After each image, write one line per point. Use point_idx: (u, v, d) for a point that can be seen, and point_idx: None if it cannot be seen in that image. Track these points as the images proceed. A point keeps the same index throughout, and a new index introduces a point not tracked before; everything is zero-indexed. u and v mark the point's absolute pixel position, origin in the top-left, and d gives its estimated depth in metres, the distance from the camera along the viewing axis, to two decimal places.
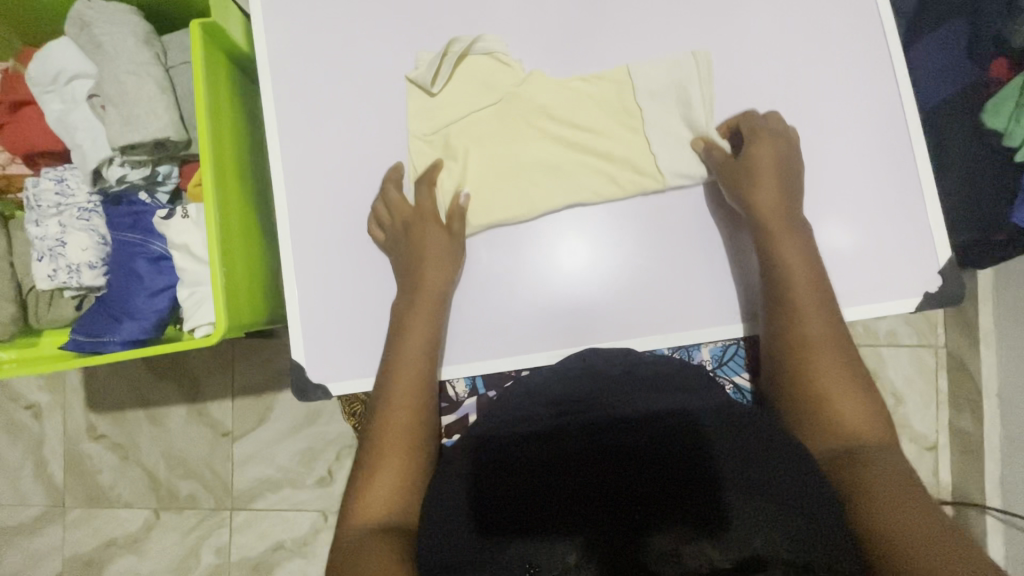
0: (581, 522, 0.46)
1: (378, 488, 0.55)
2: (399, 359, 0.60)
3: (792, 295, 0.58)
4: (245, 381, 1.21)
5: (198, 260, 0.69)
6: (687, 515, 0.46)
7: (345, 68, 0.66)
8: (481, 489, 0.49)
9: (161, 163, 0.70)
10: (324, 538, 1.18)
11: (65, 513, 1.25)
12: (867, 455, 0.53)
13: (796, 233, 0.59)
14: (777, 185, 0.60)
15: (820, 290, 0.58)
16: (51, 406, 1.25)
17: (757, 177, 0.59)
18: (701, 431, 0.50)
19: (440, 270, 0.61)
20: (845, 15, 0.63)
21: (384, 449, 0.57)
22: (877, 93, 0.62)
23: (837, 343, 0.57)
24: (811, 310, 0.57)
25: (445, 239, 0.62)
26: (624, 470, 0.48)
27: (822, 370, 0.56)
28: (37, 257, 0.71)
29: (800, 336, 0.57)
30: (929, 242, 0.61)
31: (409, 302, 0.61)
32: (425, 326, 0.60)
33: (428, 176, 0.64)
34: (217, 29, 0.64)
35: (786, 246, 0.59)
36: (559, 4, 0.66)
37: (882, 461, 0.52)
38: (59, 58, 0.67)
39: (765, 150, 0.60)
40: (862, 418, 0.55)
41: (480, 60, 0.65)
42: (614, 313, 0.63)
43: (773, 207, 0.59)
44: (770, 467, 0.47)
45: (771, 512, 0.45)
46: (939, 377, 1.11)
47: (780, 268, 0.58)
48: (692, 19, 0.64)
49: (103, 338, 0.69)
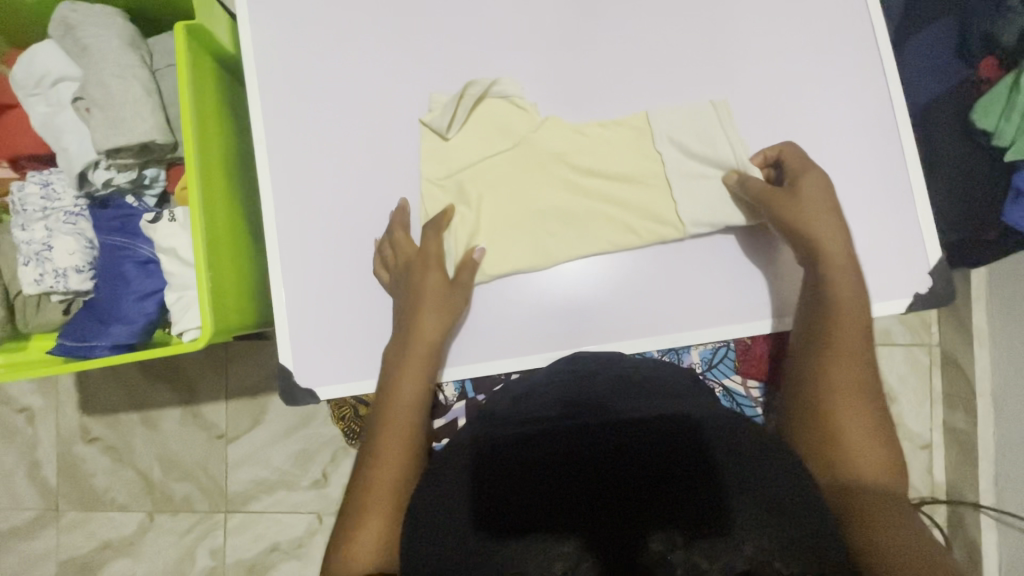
0: (573, 526, 0.44)
1: (368, 533, 0.54)
2: (394, 402, 0.59)
3: (834, 334, 0.57)
4: (239, 383, 1.20)
5: (186, 264, 0.68)
6: (685, 519, 0.44)
7: (332, 70, 0.65)
8: (479, 493, 0.47)
9: (147, 168, 0.70)
10: (320, 539, 1.18)
11: (60, 516, 1.25)
12: (877, 496, 0.51)
13: (834, 269, 0.58)
14: (836, 224, 0.58)
15: (859, 322, 0.57)
16: (44, 409, 1.24)
17: (807, 216, 0.58)
18: (700, 433, 0.48)
19: (435, 319, 0.60)
20: (834, 15, 0.63)
21: (376, 493, 0.55)
22: (867, 93, 0.62)
23: (868, 390, 0.56)
24: (846, 345, 0.56)
25: (442, 287, 0.61)
26: (623, 472, 0.46)
27: (852, 414, 0.55)
28: (23, 261, 0.70)
29: (836, 377, 0.56)
30: (918, 242, 0.61)
31: (403, 350, 0.60)
32: (419, 374, 0.59)
33: (436, 220, 0.62)
34: (202, 31, 0.64)
35: (839, 280, 0.57)
36: (547, 5, 0.65)
37: (892, 505, 0.51)
38: (44, 61, 0.66)
39: (814, 182, 0.59)
40: (880, 464, 0.54)
41: (497, 103, 0.65)
42: (603, 316, 0.63)
43: (836, 248, 0.58)
44: (767, 472, 0.47)
45: (766, 517, 0.44)
46: (933, 376, 1.12)
47: (830, 302, 0.57)
48: (681, 20, 0.64)
49: (91, 343, 0.68)
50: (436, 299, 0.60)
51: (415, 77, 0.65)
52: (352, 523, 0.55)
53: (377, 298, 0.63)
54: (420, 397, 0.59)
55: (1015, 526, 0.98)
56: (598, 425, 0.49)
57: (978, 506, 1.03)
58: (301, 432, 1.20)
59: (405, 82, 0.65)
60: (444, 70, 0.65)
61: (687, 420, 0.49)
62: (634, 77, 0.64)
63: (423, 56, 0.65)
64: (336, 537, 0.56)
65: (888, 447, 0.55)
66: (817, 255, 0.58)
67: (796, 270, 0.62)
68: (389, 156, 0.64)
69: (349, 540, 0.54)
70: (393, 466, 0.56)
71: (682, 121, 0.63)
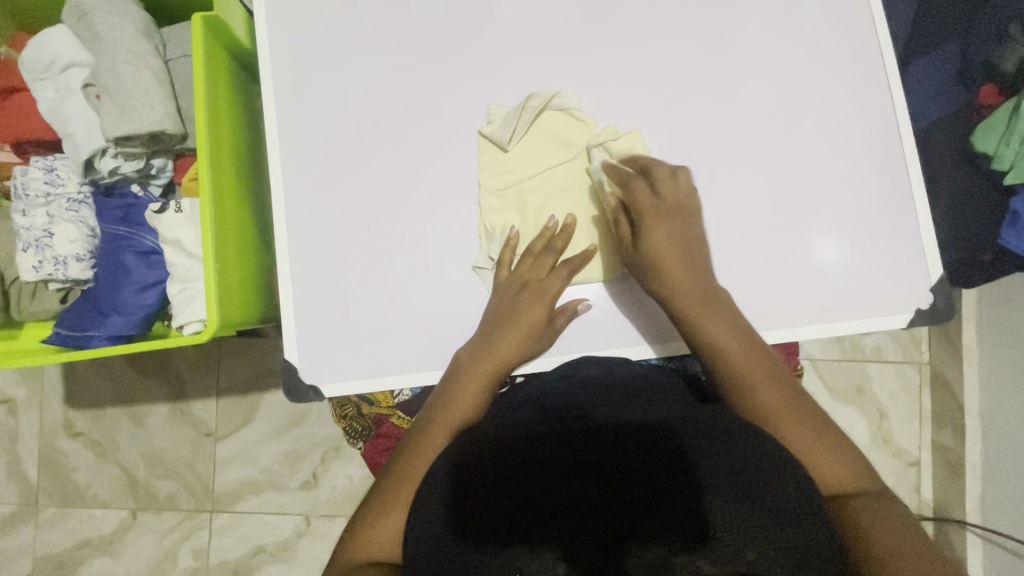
0: (567, 535, 0.45)
1: (382, 533, 0.54)
2: (447, 409, 0.59)
3: (736, 369, 0.57)
4: (231, 380, 1.19)
5: (190, 255, 0.68)
6: (679, 526, 0.45)
7: (347, 68, 0.65)
8: (461, 501, 0.48)
9: (155, 157, 0.69)
10: (306, 542, 1.16)
11: (38, 512, 1.21)
12: (859, 507, 0.53)
13: (699, 312, 0.58)
14: (684, 260, 0.59)
15: (754, 360, 0.58)
16: (28, 401, 1.22)
17: (660, 266, 0.59)
18: (688, 438, 0.49)
19: (513, 343, 0.60)
20: (843, 35, 0.64)
21: (399, 493, 0.56)
22: (874, 113, 0.63)
23: (799, 407, 0.57)
24: (755, 379, 0.57)
25: (540, 322, 0.60)
26: (602, 476, 0.47)
27: (796, 434, 0.56)
28: (22, 247, 0.69)
29: (758, 401, 0.57)
30: (919, 259, 0.62)
31: (476, 357, 0.60)
32: (477, 393, 0.59)
33: (540, 242, 0.63)
34: (219, 22, 0.63)
35: (709, 323, 0.58)
36: (564, 12, 0.66)
37: (876, 510, 0.53)
38: (55, 46, 0.66)
39: (660, 231, 0.59)
40: (839, 470, 0.55)
41: (554, 116, 0.65)
42: (610, 323, 0.63)
43: (685, 290, 0.58)
44: (761, 476, 0.47)
45: (762, 522, 0.45)
46: (922, 394, 1.14)
47: (711, 345, 0.58)
48: (694, 33, 0.65)
49: (89, 332, 0.67)
50: (529, 320, 0.60)
51: (428, 76, 0.65)
52: (371, 516, 0.55)
53: (385, 296, 0.63)
54: (476, 409, 0.59)
55: (1001, 544, 1.00)
56: (580, 426, 0.50)
57: (964, 523, 1.04)
58: (292, 432, 1.18)
59: (419, 82, 0.65)
60: (458, 71, 0.65)
61: (668, 423, 0.50)
62: (646, 87, 0.65)
63: (439, 56, 0.66)
64: (349, 528, 0.57)
65: (845, 449, 0.56)
66: (677, 300, 0.58)
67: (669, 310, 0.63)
68: (401, 154, 0.64)
69: (366, 533, 0.55)
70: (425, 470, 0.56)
71: (690, 135, 0.64)
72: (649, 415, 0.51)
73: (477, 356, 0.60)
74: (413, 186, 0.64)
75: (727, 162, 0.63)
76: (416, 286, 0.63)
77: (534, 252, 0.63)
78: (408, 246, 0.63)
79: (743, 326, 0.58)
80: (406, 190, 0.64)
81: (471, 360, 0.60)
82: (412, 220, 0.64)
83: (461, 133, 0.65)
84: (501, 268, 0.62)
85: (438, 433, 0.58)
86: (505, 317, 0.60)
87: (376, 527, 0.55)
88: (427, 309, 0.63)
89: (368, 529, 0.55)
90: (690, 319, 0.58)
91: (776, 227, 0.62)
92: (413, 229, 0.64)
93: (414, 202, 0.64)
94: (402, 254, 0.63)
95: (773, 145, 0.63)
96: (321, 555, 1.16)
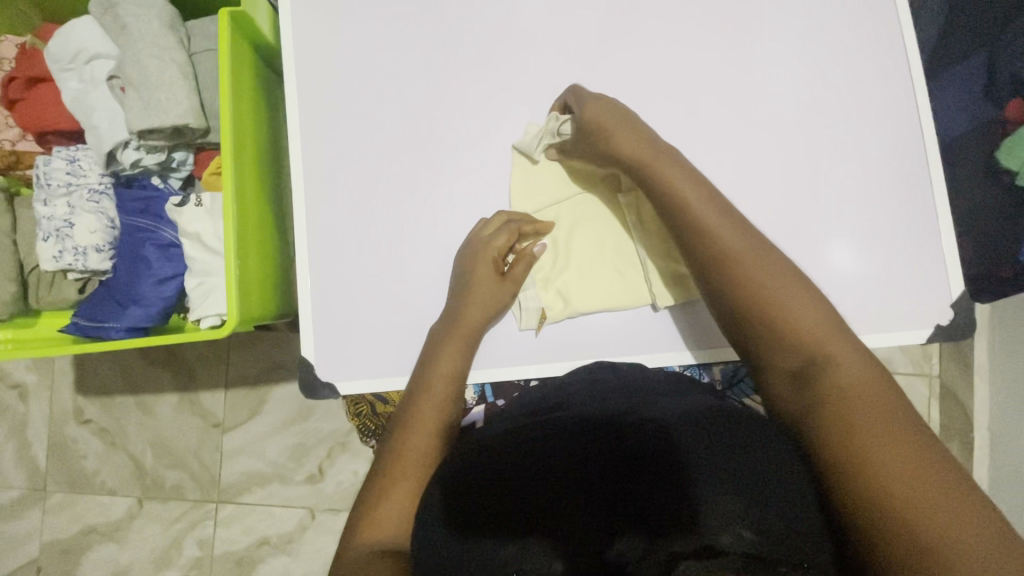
0: (548, 527, 0.42)
1: (388, 511, 0.52)
2: (425, 375, 0.59)
3: (713, 239, 0.53)
4: (239, 372, 1.19)
5: (209, 250, 0.68)
6: (660, 515, 0.41)
7: (372, 66, 0.65)
8: (449, 492, 0.46)
9: (176, 150, 0.70)
10: (311, 535, 1.17)
11: (46, 497, 1.22)
12: (845, 385, 0.46)
13: (654, 164, 0.57)
14: (634, 133, 0.59)
15: (733, 232, 0.54)
16: (38, 387, 1.22)
17: (610, 137, 0.59)
18: (688, 428, 0.45)
19: (481, 307, 0.60)
20: (870, 46, 0.64)
21: (399, 465, 0.54)
22: (899, 126, 0.63)
23: (775, 266, 0.52)
24: (731, 239, 0.53)
25: (494, 280, 0.61)
26: (582, 476, 0.44)
27: (773, 299, 0.51)
28: (43, 236, 0.69)
29: (765, 296, 0.51)
30: (942, 275, 0.61)
31: (445, 329, 0.60)
32: (456, 355, 0.60)
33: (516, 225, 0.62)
34: (245, 18, 0.63)
35: (668, 173, 0.56)
36: (593, 17, 0.65)
37: (857, 384, 0.46)
38: (82, 37, 0.66)
39: (595, 109, 0.59)
40: (821, 331, 0.49)
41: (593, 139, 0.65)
42: (626, 331, 0.63)
43: (638, 155, 0.58)
44: (754, 472, 0.42)
45: (752, 512, 0.40)
46: (931, 406, 1.08)
47: (677, 207, 0.55)
48: (723, 40, 0.65)
49: (107, 324, 0.67)
50: (490, 285, 0.61)
51: (454, 78, 0.65)
52: (373, 498, 0.53)
53: (403, 297, 0.63)
54: (454, 375, 0.59)
55: None
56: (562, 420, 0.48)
57: None
58: (299, 425, 1.18)
59: (441, 83, 0.65)
60: (483, 72, 0.65)
61: (655, 423, 0.46)
62: (673, 93, 0.64)
63: (461, 57, 0.65)
64: (351, 518, 0.54)
65: (827, 311, 0.51)
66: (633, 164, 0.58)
67: (692, 327, 0.63)
68: (421, 154, 0.64)
69: (368, 517, 0.52)
70: (421, 436, 0.56)
71: (715, 142, 0.64)
72: (665, 408, 0.49)
73: (449, 323, 0.60)
74: (434, 186, 0.64)
75: (752, 170, 0.63)
76: (435, 286, 0.63)
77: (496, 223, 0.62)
78: (427, 246, 0.63)
79: (713, 196, 0.55)
80: (427, 191, 0.64)
81: (443, 327, 0.60)
82: (431, 220, 0.64)
83: (482, 136, 0.65)
84: (476, 240, 0.61)
85: (423, 400, 0.58)
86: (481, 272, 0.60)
87: (386, 501, 0.53)
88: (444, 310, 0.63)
89: (374, 505, 0.53)
90: (651, 179, 0.57)
91: (798, 237, 0.62)
92: (432, 230, 0.64)
93: (433, 203, 0.64)
94: (420, 254, 0.63)
95: (795, 155, 0.63)
96: (326, 547, 1.16)
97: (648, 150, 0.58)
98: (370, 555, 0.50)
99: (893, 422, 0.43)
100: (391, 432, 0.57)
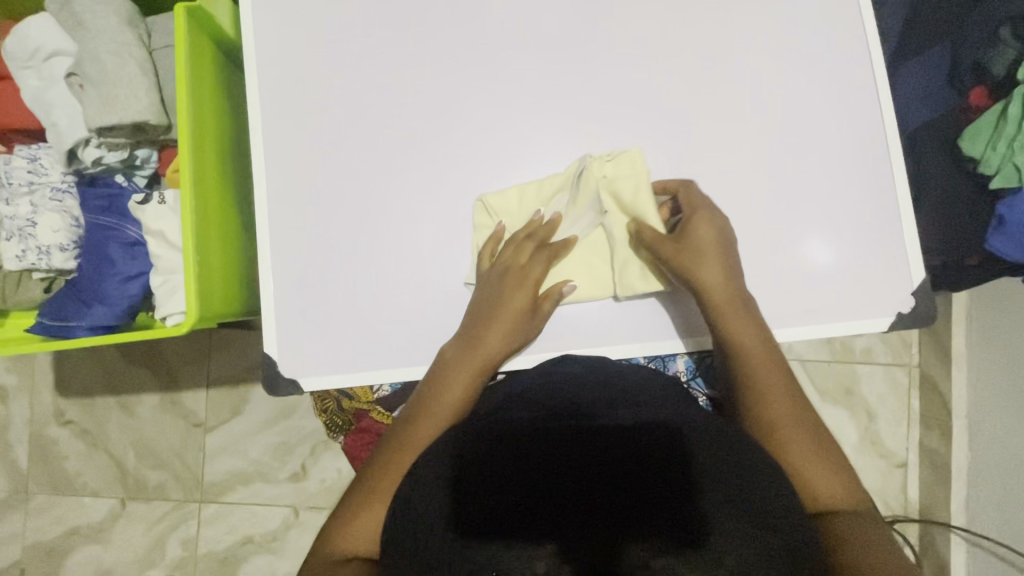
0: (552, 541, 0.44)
1: (362, 525, 0.53)
2: (432, 400, 0.58)
3: (726, 314, 0.58)
4: (220, 372, 1.19)
5: (173, 247, 0.68)
6: (667, 521, 0.44)
7: (334, 60, 0.65)
8: (457, 497, 0.46)
9: (139, 148, 0.69)
10: (294, 534, 1.17)
11: (28, 499, 1.22)
12: (842, 524, 0.52)
13: (705, 259, 0.58)
14: (721, 255, 0.59)
15: (744, 309, 0.58)
16: (19, 390, 1.22)
17: (695, 241, 0.59)
18: (686, 443, 0.47)
19: (498, 335, 0.59)
20: (830, 36, 0.64)
21: (383, 482, 0.55)
22: (859, 114, 0.63)
23: (766, 337, 0.59)
24: (739, 315, 0.58)
25: (524, 307, 0.60)
26: (609, 485, 0.45)
27: (764, 372, 0.58)
28: (5, 236, 0.70)
29: (772, 421, 0.57)
30: (902, 261, 0.62)
31: (462, 356, 0.59)
32: (465, 387, 0.58)
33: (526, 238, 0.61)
34: (203, 12, 0.63)
35: (707, 270, 0.58)
36: (555, 9, 0.65)
37: (867, 529, 0.52)
38: (38, 34, 0.65)
39: (700, 212, 0.59)
40: (789, 400, 0.57)
41: (555, 131, 0.64)
42: (588, 322, 0.63)
43: (711, 250, 0.59)
44: (748, 491, 0.45)
45: (740, 512, 0.44)
46: (910, 396, 1.13)
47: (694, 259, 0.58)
48: (684, 29, 0.65)
49: (71, 323, 0.67)
50: (515, 314, 0.60)
51: (415, 71, 0.65)
52: (352, 508, 0.54)
53: (367, 291, 0.63)
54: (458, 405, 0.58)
55: (984, 546, 0.99)
56: (559, 428, 0.48)
57: (948, 526, 1.04)
58: (281, 425, 1.18)
59: (402, 77, 0.65)
60: (445, 65, 0.65)
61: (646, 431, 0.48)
62: (635, 83, 0.64)
63: (423, 52, 0.65)
64: (331, 517, 0.56)
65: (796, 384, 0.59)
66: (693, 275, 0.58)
67: (657, 318, 0.63)
68: (384, 149, 0.64)
69: (345, 527, 0.54)
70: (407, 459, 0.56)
71: (678, 132, 0.64)
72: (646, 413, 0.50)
73: (463, 350, 0.59)
74: (396, 181, 0.64)
75: (714, 160, 0.63)
76: (399, 280, 0.63)
77: (519, 241, 0.62)
78: (391, 241, 0.63)
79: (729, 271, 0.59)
80: (389, 185, 0.64)
81: (457, 354, 0.59)
82: (396, 214, 0.64)
83: (446, 131, 0.64)
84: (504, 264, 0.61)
85: (426, 427, 0.57)
86: (494, 300, 0.60)
87: (360, 515, 0.54)
88: (406, 305, 0.63)
89: (350, 516, 0.54)
90: (687, 270, 0.58)
91: (763, 227, 0.62)
92: (396, 224, 0.63)
93: (396, 198, 0.64)
94: (383, 249, 0.63)
95: (758, 146, 0.63)
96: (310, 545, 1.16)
97: (721, 256, 0.59)
98: (340, 562, 0.52)
99: (834, 476, 0.55)
100: (381, 451, 0.57)
